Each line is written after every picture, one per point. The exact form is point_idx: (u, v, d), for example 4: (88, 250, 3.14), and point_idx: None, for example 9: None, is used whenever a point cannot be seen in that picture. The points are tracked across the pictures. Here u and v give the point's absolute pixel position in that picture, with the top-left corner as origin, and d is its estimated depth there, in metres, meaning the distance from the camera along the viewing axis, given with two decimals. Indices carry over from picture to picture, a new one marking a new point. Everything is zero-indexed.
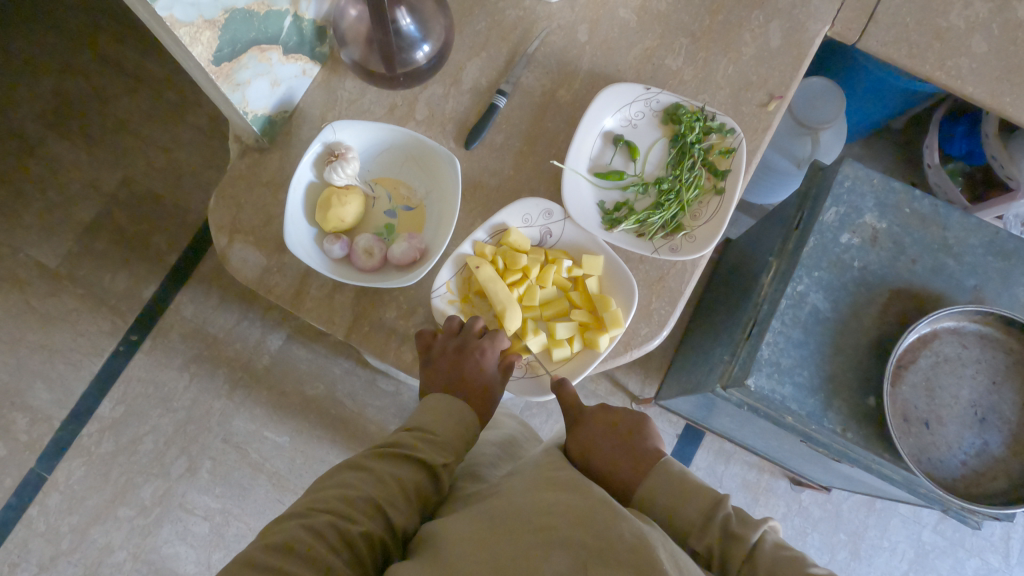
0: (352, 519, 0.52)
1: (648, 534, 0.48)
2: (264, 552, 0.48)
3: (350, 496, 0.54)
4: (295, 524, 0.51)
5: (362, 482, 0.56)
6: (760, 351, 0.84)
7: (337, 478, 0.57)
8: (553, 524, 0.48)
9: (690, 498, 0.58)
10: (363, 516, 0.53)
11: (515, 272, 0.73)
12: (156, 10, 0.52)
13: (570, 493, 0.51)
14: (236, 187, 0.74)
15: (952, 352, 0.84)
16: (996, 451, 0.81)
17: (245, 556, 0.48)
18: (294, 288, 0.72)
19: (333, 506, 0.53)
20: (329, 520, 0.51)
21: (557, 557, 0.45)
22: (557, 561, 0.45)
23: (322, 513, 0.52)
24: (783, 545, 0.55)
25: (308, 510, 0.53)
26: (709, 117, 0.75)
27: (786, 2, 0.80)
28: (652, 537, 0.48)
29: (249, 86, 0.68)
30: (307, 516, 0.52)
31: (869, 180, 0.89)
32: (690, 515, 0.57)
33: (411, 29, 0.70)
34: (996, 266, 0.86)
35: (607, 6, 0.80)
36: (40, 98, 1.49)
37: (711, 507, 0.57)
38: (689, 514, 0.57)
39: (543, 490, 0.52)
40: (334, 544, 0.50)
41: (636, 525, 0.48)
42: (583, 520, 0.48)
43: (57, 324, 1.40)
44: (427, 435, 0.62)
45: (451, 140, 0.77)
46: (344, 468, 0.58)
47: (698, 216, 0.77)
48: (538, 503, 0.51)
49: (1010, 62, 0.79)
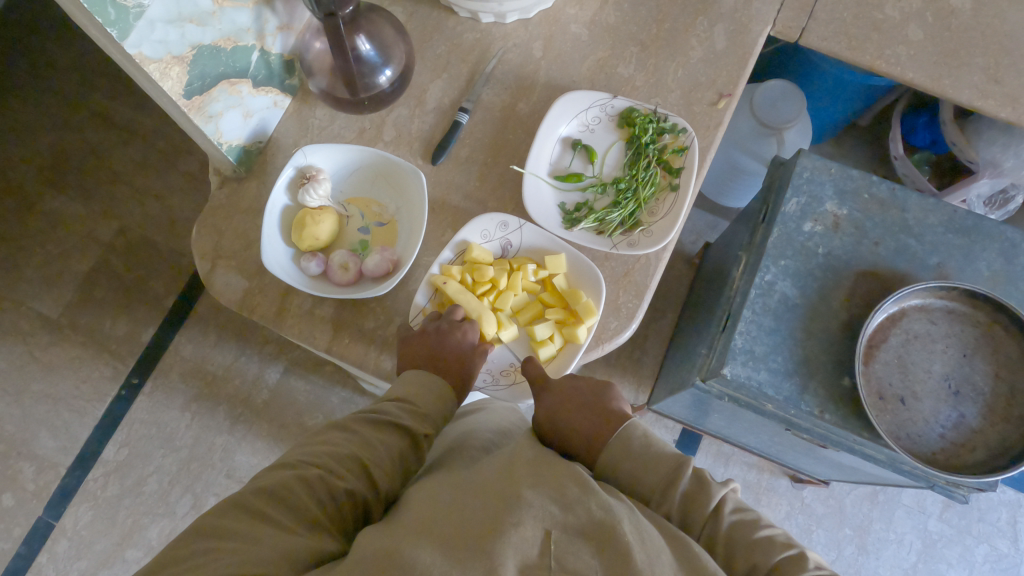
0: (340, 476, 0.55)
1: (613, 504, 0.50)
2: (253, 497, 0.51)
3: (340, 455, 0.57)
4: (286, 474, 0.54)
5: (350, 442, 0.59)
6: (734, 341, 0.86)
7: (324, 438, 0.60)
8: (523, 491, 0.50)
9: (650, 466, 0.59)
10: (351, 473, 0.56)
11: (484, 284, 0.76)
12: (126, 48, 0.56)
13: (543, 465, 0.54)
14: (217, 215, 0.78)
15: (921, 329, 0.86)
16: (973, 422, 0.83)
17: (235, 498, 0.51)
18: (276, 306, 0.76)
19: (323, 463, 0.56)
20: (319, 474, 0.54)
21: (527, 527, 0.47)
22: (526, 530, 0.47)
23: (311, 466, 0.55)
24: (749, 514, 0.56)
25: (299, 463, 0.56)
26: (662, 118, 0.79)
27: (728, 7, 0.85)
28: (618, 510, 0.50)
29: (222, 118, 0.72)
30: (297, 469, 0.55)
31: (827, 170, 0.92)
32: (650, 476, 0.58)
33: (371, 55, 0.74)
34: (957, 242, 0.89)
35: (559, 23, 0.85)
36: (37, 156, 1.55)
37: (674, 469, 0.58)
38: (651, 479, 0.58)
39: (519, 460, 0.55)
40: (321, 499, 0.53)
41: (603, 500, 0.50)
42: (552, 489, 0.50)
43: (60, 373, 1.43)
44: (405, 403, 0.65)
45: (418, 157, 0.81)
46: (332, 429, 0.61)
47: (655, 213, 0.80)
48: (513, 473, 0.53)
49: (946, 46, 0.83)
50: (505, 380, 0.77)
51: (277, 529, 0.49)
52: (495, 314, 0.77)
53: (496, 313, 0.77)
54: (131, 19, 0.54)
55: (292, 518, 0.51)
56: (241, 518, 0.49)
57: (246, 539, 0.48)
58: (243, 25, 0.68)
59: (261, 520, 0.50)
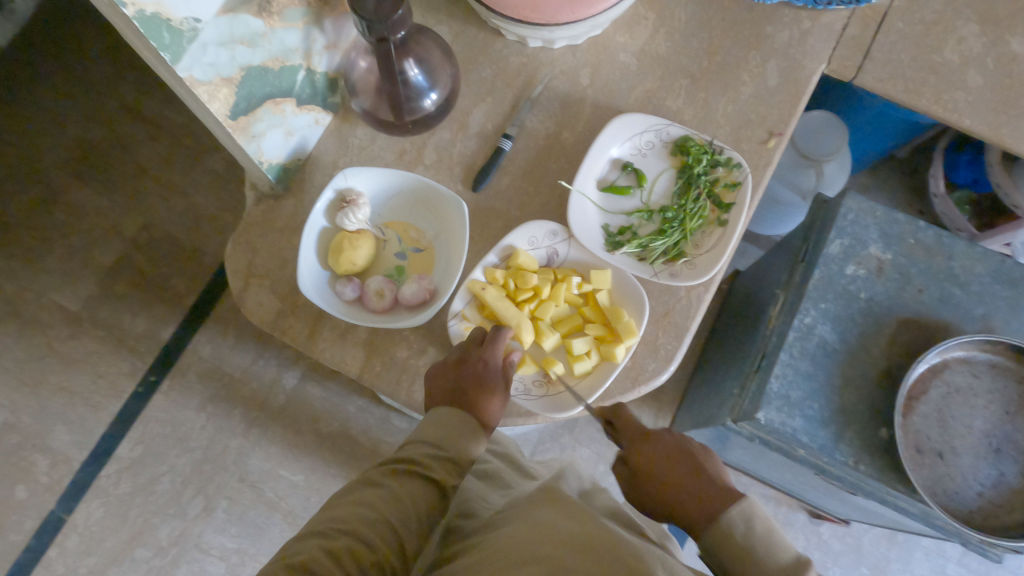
0: (369, 544, 0.51)
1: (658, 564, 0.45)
2: (282, 572, 0.48)
3: (371, 519, 0.53)
4: (317, 542, 0.50)
5: (383, 503, 0.54)
6: (769, 384, 0.84)
7: (352, 496, 0.55)
8: (565, 551, 0.45)
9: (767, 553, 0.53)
10: (379, 542, 0.51)
11: (526, 291, 0.74)
12: (177, 71, 0.54)
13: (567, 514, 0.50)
14: (252, 232, 0.77)
15: (964, 382, 0.84)
16: (1013, 482, 0.80)
17: (267, 574, 0.48)
18: (308, 329, 0.74)
19: (353, 527, 0.51)
20: (349, 545, 0.50)
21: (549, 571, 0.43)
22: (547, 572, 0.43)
23: (340, 533, 0.51)
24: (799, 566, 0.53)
25: (327, 529, 0.51)
26: (717, 151, 0.77)
27: (782, 42, 0.83)
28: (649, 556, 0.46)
29: (264, 137, 0.70)
30: (327, 537, 0.51)
31: (872, 213, 0.90)
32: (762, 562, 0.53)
33: (418, 80, 0.73)
34: (1005, 294, 0.87)
35: (608, 50, 0.83)
36: (66, 146, 1.55)
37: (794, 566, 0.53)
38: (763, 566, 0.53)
39: (550, 511, 0.50)
40: (352, 568, 0.49)
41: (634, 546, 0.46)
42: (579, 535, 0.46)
43: (78, 367, 1.43)
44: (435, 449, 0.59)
45: (458, 183, 0.79)
46: (359, 481, 0.57)
47: (699, 245, 0.77)
48: (554, 529, 0.48)
49: (1005, 94, 0.81)
50: (537, 391, 0.72)
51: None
52: (534, 322, 0.75)
53: (536, 322, 0.75)
54: (184, 42, 0.53)
55: None
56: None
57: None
58: (292, 46, 0.67)
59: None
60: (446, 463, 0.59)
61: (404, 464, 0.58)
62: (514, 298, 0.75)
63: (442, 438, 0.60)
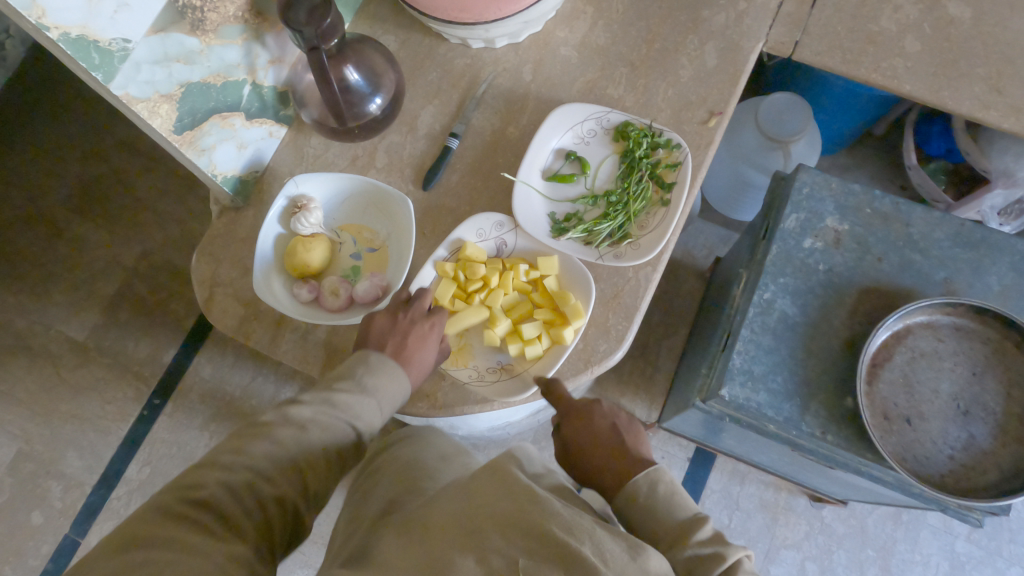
0: (272, 482, 0.53)
1: (611, 558, 0.43)
2: (177, 502, 0.48)
3: (277, 457, 0.54)
4: (216, 475, 0.51)
5: (293, 441, 0.55)
6: (732, 361, 0.85)
7: (263, 427, 0.56)
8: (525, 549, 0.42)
9: (663, 516, 0.56)
10: (284, 482, 0.54)
11: (475, 282, 0.77)
12: (112, 90, 0.58)
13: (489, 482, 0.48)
14: (215, 244, 0.81)
15: (928, 346, 0.83)
16: (984, 443, 0.80)
17: (160, 502, 0.48)
18: (271, 332, 0.77)
19: (257, 464, 0.53)
20: (251, 481, 0.52)
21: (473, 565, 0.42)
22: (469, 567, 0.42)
23: (243, 469, 0.52)
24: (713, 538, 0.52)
25: (231, 461, 0.52)
26: (656, 133, 0.79)
27: (719, 24, 0.84)
28: (581, 530, 0.44)
29: (215, 151, 0.74)
30: (226, 469, 0.52)
31: (827, 185, 0.91)
32: (658, 524, 0.55)
33: (360, 84, 0.75)
34: (964, 257, 0.86)
35: (549, 46, 0.86)
36: (67, 184, 1.61)
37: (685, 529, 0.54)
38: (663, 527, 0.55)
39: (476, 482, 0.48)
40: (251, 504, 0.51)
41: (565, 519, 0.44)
42: (507, 514, 0.45)
43: (86, 394, 1.48)
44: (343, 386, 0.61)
45: (409, 183, 0.82)
46: (268, 416, 0.57)
47: (645, 226, 0.79)
48: (486, 511, 0.45)
49: (944, 57, 0.82)
50: (491, 377, 0.75)
51: (209, 539, 0.47)
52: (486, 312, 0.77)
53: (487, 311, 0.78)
54: (116, 62, 0.57)
55: (220, 522, 0.49)
56: (170, 525, 0.47)
57: (186, 562, 0.45)
58: (232, 62, 0.70)
59: (200, 532, 0.47)
60: (368, 407, 0.60)
61: (317, 405, 0.58)
62: (464, 289, 0.78)
63: (366, 382, 0.61)
